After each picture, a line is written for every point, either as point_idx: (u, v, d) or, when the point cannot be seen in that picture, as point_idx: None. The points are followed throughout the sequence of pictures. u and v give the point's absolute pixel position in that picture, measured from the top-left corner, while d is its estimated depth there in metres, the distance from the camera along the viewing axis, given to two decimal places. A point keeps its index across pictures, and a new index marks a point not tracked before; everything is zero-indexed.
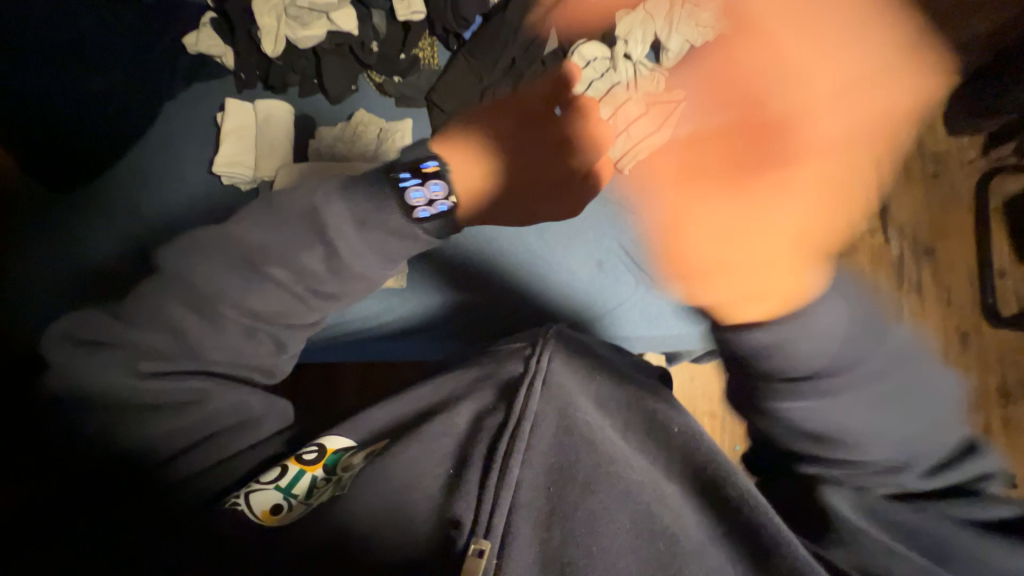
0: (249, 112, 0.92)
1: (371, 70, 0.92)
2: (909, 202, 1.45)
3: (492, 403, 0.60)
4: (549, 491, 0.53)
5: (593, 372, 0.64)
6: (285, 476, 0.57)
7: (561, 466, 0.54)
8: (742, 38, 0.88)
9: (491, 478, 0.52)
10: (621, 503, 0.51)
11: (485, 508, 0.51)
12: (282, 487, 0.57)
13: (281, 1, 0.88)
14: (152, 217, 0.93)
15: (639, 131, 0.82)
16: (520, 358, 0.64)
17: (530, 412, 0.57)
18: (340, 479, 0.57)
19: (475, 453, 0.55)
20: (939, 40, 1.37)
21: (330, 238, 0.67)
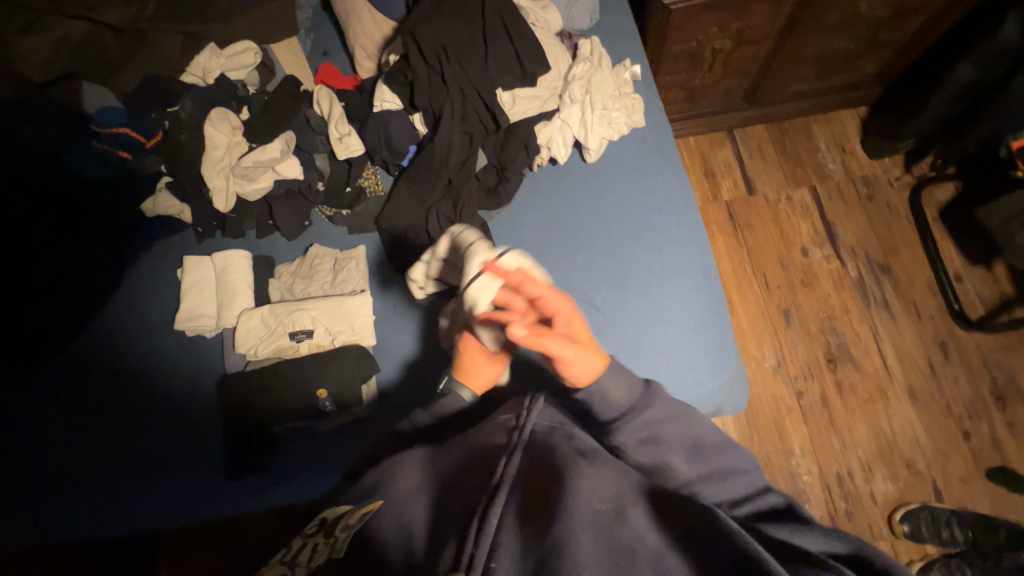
0: (208, 267, 0.95)
1: (321, 206, 0.98)
2: (854, 226, 1.53)
3: (470, 468, 0.55)
4: (524, 533, 0.45)
5: (574, 437, 0.61)
6: (290, 550, 0.58)
7: (541, 508, 0.47)
8: (654, 126, 0.97)
9: (469, 534, 0.44)
10: (591, 531, 0.45)
11: (460, 556, 0.42)
12: (288, 558, 0.57)
13: (228, 163, 0.94)
14: (117, 380, 0.92)
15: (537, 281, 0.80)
16: (504, 429, 0.62)
17: (511, 471, 0.51)
18: (335, 538, 0.55)
19: (451, 517, 0.48)
20: (839, 82, 1.51)
21: (323, 449, 0.86)
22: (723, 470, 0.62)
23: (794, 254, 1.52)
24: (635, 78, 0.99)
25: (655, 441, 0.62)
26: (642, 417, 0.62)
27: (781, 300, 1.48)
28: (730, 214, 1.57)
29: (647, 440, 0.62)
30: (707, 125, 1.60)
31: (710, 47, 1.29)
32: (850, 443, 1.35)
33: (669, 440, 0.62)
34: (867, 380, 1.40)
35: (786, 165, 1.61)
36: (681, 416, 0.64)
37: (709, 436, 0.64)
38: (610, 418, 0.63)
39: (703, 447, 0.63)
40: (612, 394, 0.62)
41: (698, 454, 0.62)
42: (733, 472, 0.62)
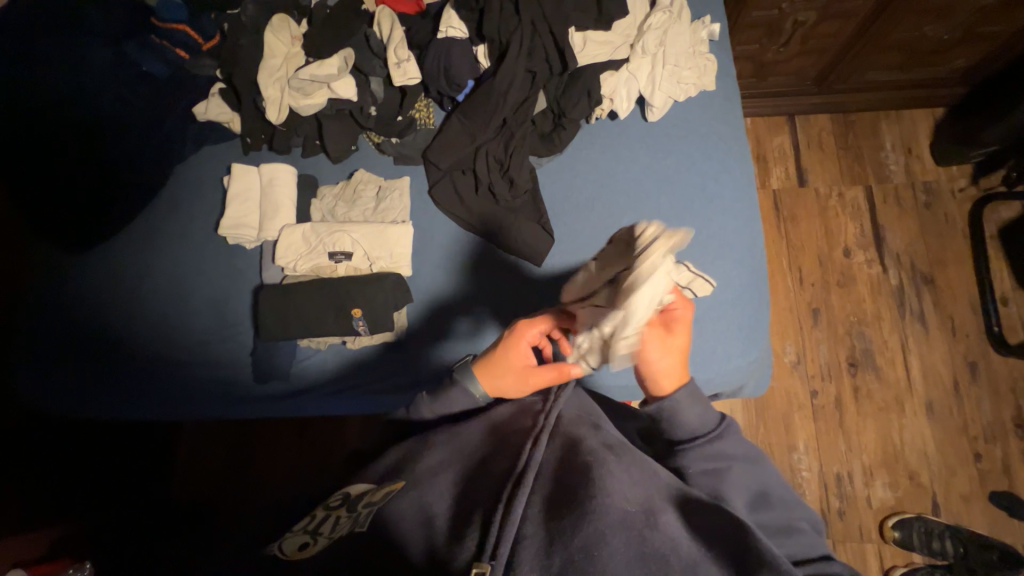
0: (254, 176, 0.96)
1: (370, 131, 0.97)
2: (904, 233, 1.46)
3: (498, 451, 0.63)
4: (548, 526, 0.53)
5: (599, 425, 0.68)
6: (313, 521, 0.62)
7: (561, 498, 0.55)
8: (725, 91, 0.92)
9: (495, 522, 0.53)
10: (613, 529, 0.52)
11: (488, 539, 0.52)
12: (310, 529, 0.61)
13: (284, 74, 0.92)
14: (160, 276, 0.95)
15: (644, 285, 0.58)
16: (530, 412, 0.68)
17: (534, 462, 0.58)
18: (357, 515, 0.61)
19: (480, 496, 0.57)
20: (921, 76, 1.41)
21: (351, 364, 0.89)
22: (789, 529, 0.63)
23: (834, 254, 1.47)
24: (712, 38, 0.94)
25: (722, 475, 0.64)
26: (713, 448, 0.64)
27: (813, 299, 1.45)
28: (776, 204, 1.52)
29: (714, 467, 0.64)
30: (768, 106, 1.52)
31: (791, 17, 1.20)
32: (856, 448, 1.35)
33: (736, 480, 0.64)
34: (887, 389, 1.38)
35: (844, 160, 1.53)
36: (750, 459, 0.66)
37: (776, 490, 0.66)
38: (682, 438, 0.65)
39: (771, 499, 0.64)
40: (686, 418, 0.64)
41: (764, 505, 0.64)
42: (799, 532, 0.62)
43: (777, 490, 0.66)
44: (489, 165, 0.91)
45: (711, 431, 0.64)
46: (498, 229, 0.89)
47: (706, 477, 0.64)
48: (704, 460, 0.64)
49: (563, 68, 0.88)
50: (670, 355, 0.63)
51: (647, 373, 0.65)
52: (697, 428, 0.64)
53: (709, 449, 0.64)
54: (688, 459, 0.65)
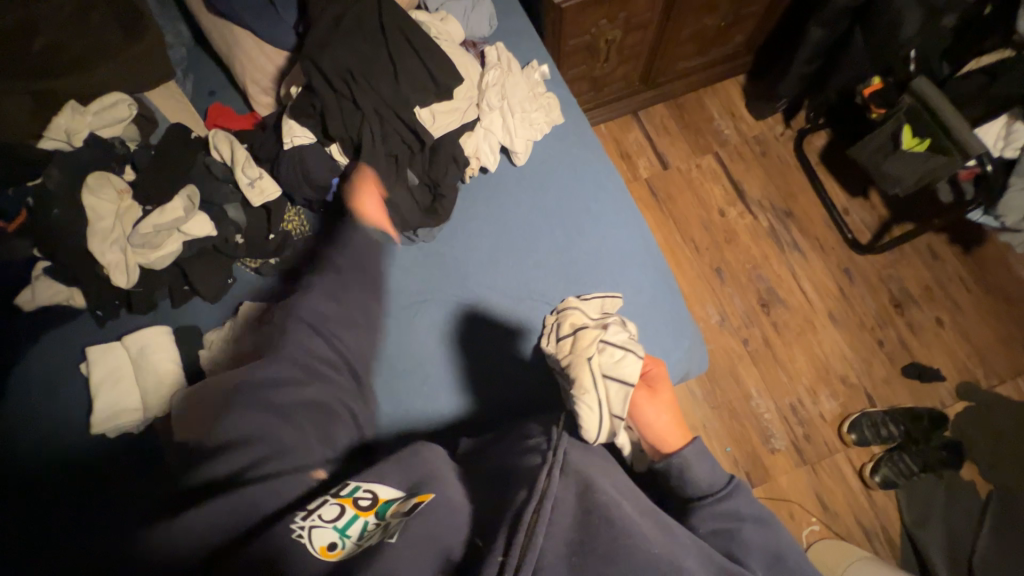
0: (120, 351, 0.83)
1: (243, 258, 0.90)
2: (757, 182, 1.69)
3: (506, 489, 0.58)
4: (570, 561, 0.50)
5: (609, 469, 0.65)
6: (341, 518, 0.57)
7: (580, 532, 0.52)
8: (573, 119, 1.00)
9: (518, 545, 0.50)
10: (638, 569, 0.50)
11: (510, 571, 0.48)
12: (339, 527, 0.56)
13: (121, 233, 0.82)
14: (25, 510, 0.76)
15: (619, 342, 0.69)
16: (538, 449, 0.63)
17: (554, 491, 0.54)
18: (389, 526, 0.56)
19: (496, 536, 0.52)
20: (718, 56, 1.66)
21: None
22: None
23: (713, 216, 1.65)
24: (546, 77, 1.01)
25: (734, 535, 0.67)
26: (726, 506, 0.68)
27: (712, 260, 1.61)
28: (652, 190, 1.68)
29: (725, 524, 0.67)
30: (613, 111, 1.69)
31: (603, 38, 1.36)
32: (795, 374, 1.50)
33: (750, 540, 0.66)
34: (796, 315, 1.56)
35: (689, 136, 1.74)
36: (762, 520, 0.68)
37: (791, 554, 0.68)
38: (695, 496, 0.69)
39: (785, 563, 0.67)
40: (695, 476, 0.69)
41: (778, 568, 0.66)
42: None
43: (791, 554, 0.69)
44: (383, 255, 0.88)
45: (720, 489, 0.69)
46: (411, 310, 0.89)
47: (716, 534, 0.67)
48: (716, 520, 0.68)
49: (422, 143, 0.89)
50: (668, 408, 0.74)
51: (653, 423, 0.73)
52: (706, 486, 0.69)
53: (718, 507, 0.68)
54: (697, 518, 0.69)
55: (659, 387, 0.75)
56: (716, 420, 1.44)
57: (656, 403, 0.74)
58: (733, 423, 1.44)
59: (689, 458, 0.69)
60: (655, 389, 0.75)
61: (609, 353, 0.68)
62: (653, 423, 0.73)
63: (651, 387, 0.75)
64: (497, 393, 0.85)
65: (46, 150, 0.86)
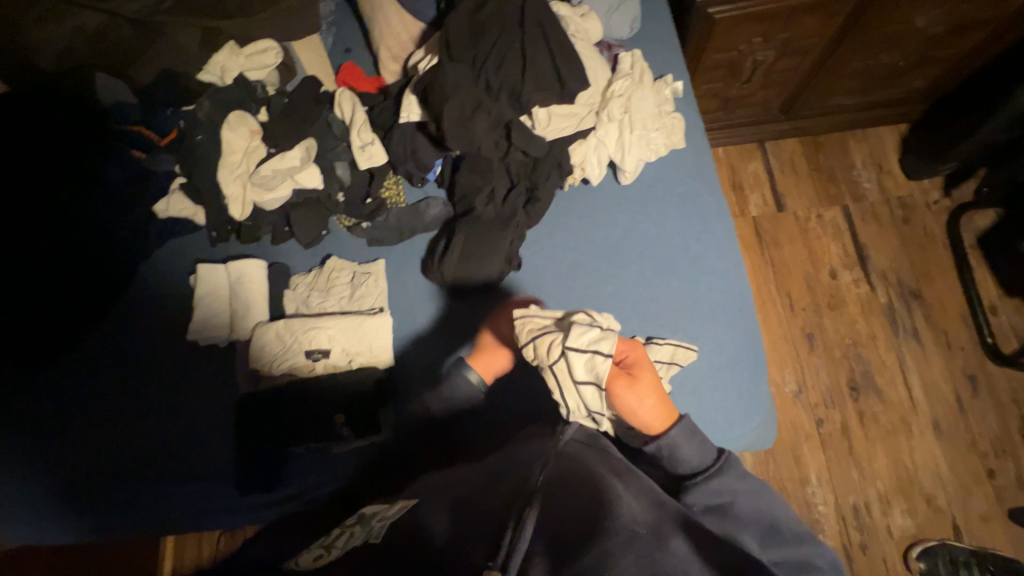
0: (222, 273, 0.92)
1: (340, 214, 0.95)
2: (886, 250, 1.47)
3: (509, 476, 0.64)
4: (557, 544, 0.51)
5: (608, 450, 0.65)
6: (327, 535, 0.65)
7: (565, 514, 0.55)
8: (695, 147, 0.92)
9: (508, 537, 0.52)
10: (621, 548, 0.49)
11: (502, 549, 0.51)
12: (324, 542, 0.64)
13: (245, 170, 0.89)
14: (122, 388, 0.88)
15: (585, 336, 0.65)
16: (540, 444, 0.68)
17: (541, 484, 0.59)
18: (369, 528, 0.64)
19: (496, 518, 0.56)
20: (882, 98, 1.44)
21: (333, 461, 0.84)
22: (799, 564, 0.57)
23: (821, 276, 1.47)
24: (677, 95, 0.94)
25: (729, 512, 0.60)
26: (715, 482, 0.61)
27: (806, 324, 1.44)
28: (757, 230, 1.52)
29: (716, 498, 0.60)
30: (737, 136, 1.54)
31: (751, 57, 1.22)
32: (869, 475, 1.32)
33: (744, 514, 0.59)
34: (891, 411, 1.36)
35: (818, 181, 1.54)
36: (757, 492, 0.61)
37: (789, 524, 0.60)
38: (688, 473, 0.62)
39: (784, 533, 0.59)
40: (684, 455, 0.61)
41: (777, 539, 0.58)
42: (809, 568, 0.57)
43: (791, 526, 0.61)
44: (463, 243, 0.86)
45: (712, 464, 0.62)
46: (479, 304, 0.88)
47: (704, 503, 0.60)
48: (706, 497, 0.60)
49: (526, 151, 0.87)
50: (652, 391, 0.64)
51: (637, 407, 0.62)
52: (698, 462, 0.62)
53: (712, 486, 0.61)
54: (687, 498, 0.61)
55: (638, 374, 0.64)
56: None
57: (636, 390, 0.63)
58: None
59: (676, 441, 0.61)
60: (636, 377, 0.64)
61: (561, 356, 0.66)
62: (636, 411, 0.63)
63: (631, 373, 0.64)
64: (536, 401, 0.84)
65: (202, 82, 0.97)
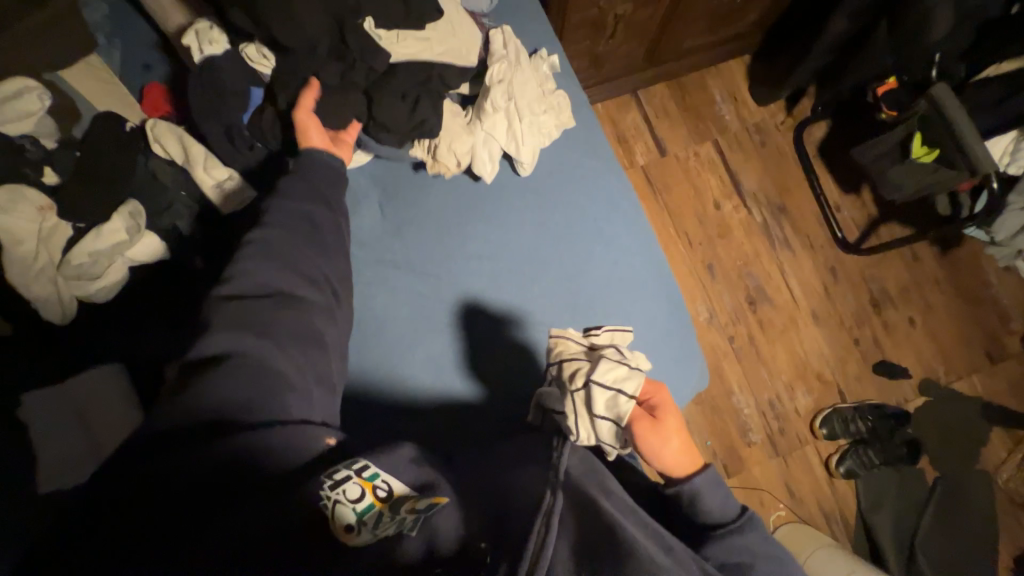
0: (57, 396, 0.70)
1: (205, 280, 0.80)
2: (753, 174, 1.64)
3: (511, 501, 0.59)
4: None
5: (608, 483, 0.63)
6: (360, 501, 0.53)
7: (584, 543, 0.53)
8: (584, 122, 0.90)
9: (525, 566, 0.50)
10: None
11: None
12: (356, 509, 0.53)
13: (49, 262, 0.71)
14: None
15: (612, 372, 0.62)
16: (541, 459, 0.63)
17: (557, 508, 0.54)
18: (405, 520, 0.54)
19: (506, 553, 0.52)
20: (727, 33, 1.54)
21: None
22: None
23: (708, 209, 1.60)
24: (554, 70, 0.90)
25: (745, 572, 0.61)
26: (737, 540, 0.62)
27: (704, 255, 1.58)
28: (647, 178, 1.60)
29: (736, 555, 0.62)
30: (612, 89, 1.56)
31: (611, 12, 1.21)
32: (775, 370, 1.54)
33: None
34: (781, 313, 1.58)
35: (689, 120, 1.64)
36: (774, 558, 0.63)
37: None
38: (710, 527, 0.62)
39: None
40: (711, 510, 0.61)
41: None
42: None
43: None
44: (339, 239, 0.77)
45: (735, 520, 0.62)
46: (398, 342, 0.81)
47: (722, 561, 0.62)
48: (726, 553, 0.62)
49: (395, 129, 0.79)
50: (676, 436, 0.60)
51: (655, 443, 0.60)
52: (721, 517, 0.62)
53: (731, 544, 0.61)
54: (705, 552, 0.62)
55: (669, 415, 0.60)
56: (697, 415, 1.48)
57: (666, 431, 0.60)
58: (714, 418, 1.49)
59: (700, 492, 0.60)
60: (666, 417, 0.60)
61: (579, 391, 0.64)
62: (661, 455, 0.60)
63: (662, 415, 0.60)
64: (491, 424, 0.79)
65: None
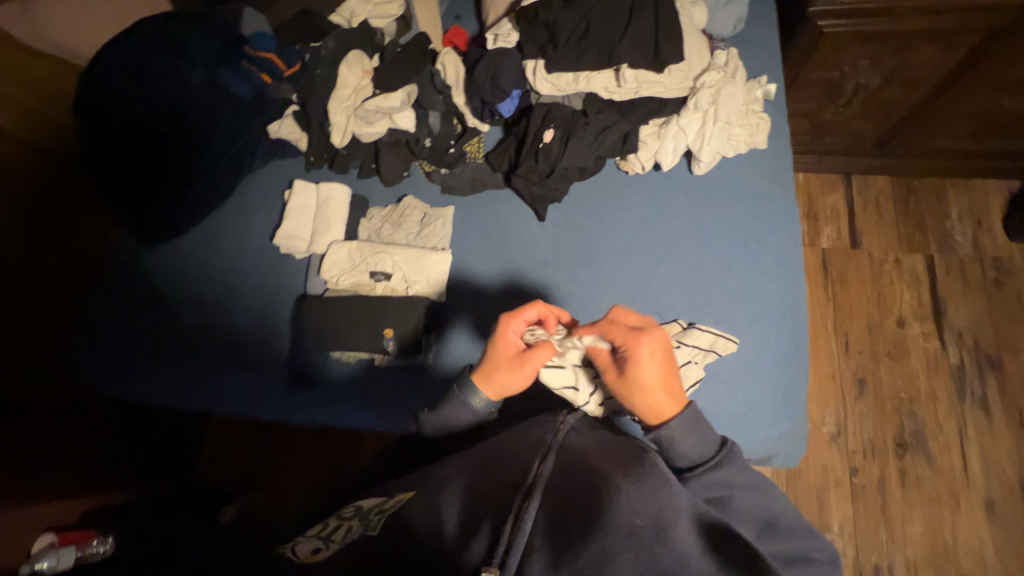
0: (313, 193, 1.04)
1: (422, 160, 1.03)
2: (968, 310, 1.36)
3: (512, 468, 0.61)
4: (553, 538, 0.50)
5: (611, 445, 0.62)
6: (327, 528, 0.68)
7: (567, 507, 0.53)
8: (776, 150, 0.92)
9: (505, 530, 0.52)
10: (618, 542, 0.48)
11: (499, 544, 0.50)
12: (323, 535, 0.67)
13: (352, 103, 1.00)
14: (217, 275, 1.04)
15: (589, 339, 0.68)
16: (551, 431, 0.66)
17: (543, 476, 0.57)
18: (367, 521, 0.65)
19: (495, 504, 0.56)
20: (995, 147, 1.34)
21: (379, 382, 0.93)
22: (801, 559, 0.56)
23: (887, 323, 1.38)
24: (767, 97, 0.94)
25: (725, 504, 0.60)
26: (714, 475, 0.61)
27: (860, 368, 1.36)
28: (825, 263, 1.45)
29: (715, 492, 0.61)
30: (824, 163, 1.48)
31: (853, 80, 1.18)
32: (899, 538, 1.23)
33: (742, 508, 0.59)
34: (939, 479, 1.26)
35: (903, 225, 1.45)
36: (753, 487, 0.61)
37: (786, 516, 0.59)
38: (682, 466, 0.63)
39: (783, 528, 0.58)
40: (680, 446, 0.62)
41: (774, 536, 0.57)
42: (810, 562, 0.56)
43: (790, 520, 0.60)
44: (530, 168, 0.93)
45: (711, 456, 0.62)
46: (526, 263, 0.93)
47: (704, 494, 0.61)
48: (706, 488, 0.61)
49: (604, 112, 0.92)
50: (644, 383, 0.63)
51: (635, 392, 0.64)
52: (694, 456, 0.62)
53: (709, 479, 0.61)
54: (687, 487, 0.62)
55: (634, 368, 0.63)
56: None
57: (631, 380, 0.64)
58: None
59: (675, 430, 0.61)
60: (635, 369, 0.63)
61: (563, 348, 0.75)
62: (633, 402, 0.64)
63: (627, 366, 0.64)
64: None
65: (332, 24, 1.09)
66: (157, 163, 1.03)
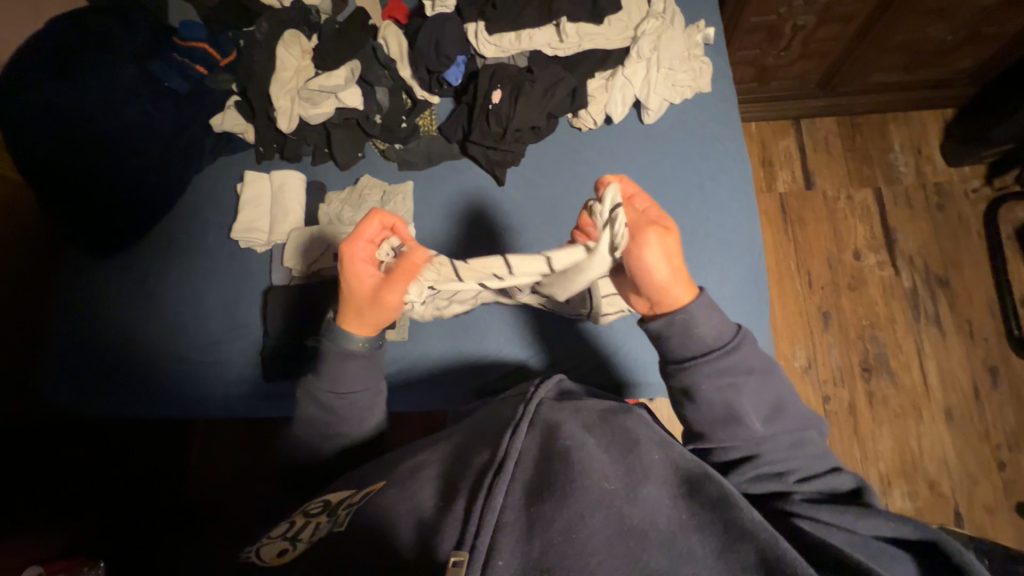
0: (266, 183, 1.01)
1: (376, 138, 1.01)
2: (917, 235, 1.44)
3: (478, 443, 0.55)
4: (529, 510, 0.46)
5: (583, 409, 0.57)
6: (293, 528, 0.60)
7: (541, 480, 0.49)
8: (720, 92, 0.95)
9: (476, 508, 0.47)
10: (592, 509, 0.46)
11: (471, 526, 0.45)
12: (290, 536, 0.59)
13: (295, 85, 0.97)
14: (177, 280, 1.00)
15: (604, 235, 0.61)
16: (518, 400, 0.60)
17: (514, 450, 0.51)
18: (336, 517, 0.57)
19: (463, 482, 0.50)
20: (926, 77, 1.41)
21: None
22: (799, 441, 0.58)
23: (844, 256, 1.45)
24: (707, 41, 0.97)
25: (736, 390, 0.57)
26: (728, 359, 0.57)
27: (824, 302, 1.42)
28: (783, 206, 1.50)
29: (722, 385, 0.57)
30: (772, 110, 1.52)
31: (791, 21, 1.21)
32: (873, 455, 1.31)
33: (748, 395, 0.57)
34: (903, 396, 1.34)
35: (852, 162, 1.52)
36: (764, 374, 0.59)
37: (790, 399, 0.60)
38: (684, 358, 0.59)
39: (785, 409, 0.58)
40: (697, 330, 0.58)
41: (778, 416, 0.58)
42: (799, 448, 0.57)
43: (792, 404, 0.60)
44: (484, 133, 0.93)
45: (727, 343, 0.57)
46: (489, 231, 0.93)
47: (713, 384, 0.58)
48: (715, 378, 0.57)
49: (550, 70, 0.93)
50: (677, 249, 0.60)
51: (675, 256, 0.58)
52: (710, 343, 0.58)
53: (720, 364, 0.57)
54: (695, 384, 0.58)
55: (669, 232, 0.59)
56: None
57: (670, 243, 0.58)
58: None
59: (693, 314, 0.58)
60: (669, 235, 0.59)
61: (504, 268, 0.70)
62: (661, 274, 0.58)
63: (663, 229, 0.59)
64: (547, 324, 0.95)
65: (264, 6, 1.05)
66: (91, 168, 0.97)
